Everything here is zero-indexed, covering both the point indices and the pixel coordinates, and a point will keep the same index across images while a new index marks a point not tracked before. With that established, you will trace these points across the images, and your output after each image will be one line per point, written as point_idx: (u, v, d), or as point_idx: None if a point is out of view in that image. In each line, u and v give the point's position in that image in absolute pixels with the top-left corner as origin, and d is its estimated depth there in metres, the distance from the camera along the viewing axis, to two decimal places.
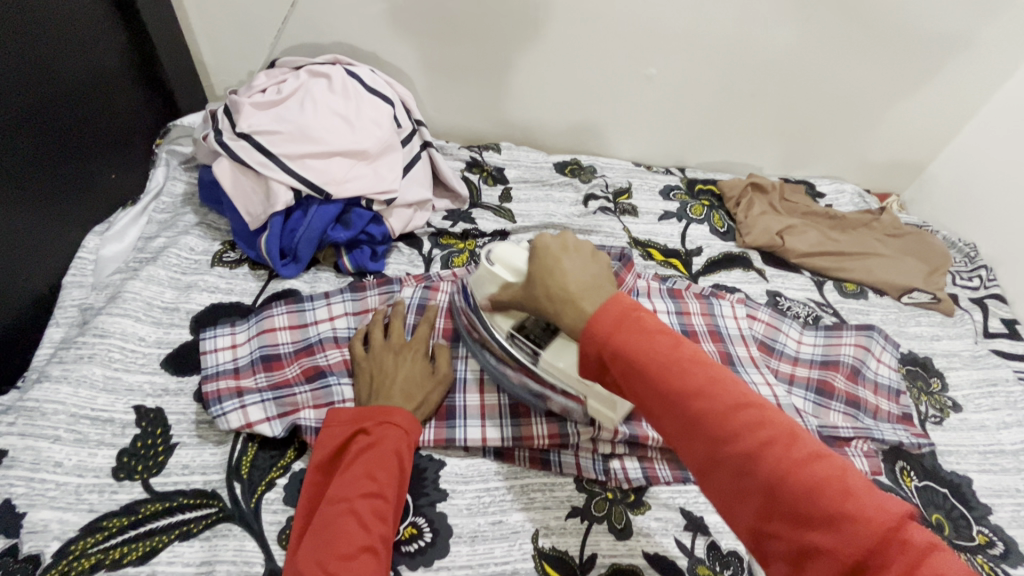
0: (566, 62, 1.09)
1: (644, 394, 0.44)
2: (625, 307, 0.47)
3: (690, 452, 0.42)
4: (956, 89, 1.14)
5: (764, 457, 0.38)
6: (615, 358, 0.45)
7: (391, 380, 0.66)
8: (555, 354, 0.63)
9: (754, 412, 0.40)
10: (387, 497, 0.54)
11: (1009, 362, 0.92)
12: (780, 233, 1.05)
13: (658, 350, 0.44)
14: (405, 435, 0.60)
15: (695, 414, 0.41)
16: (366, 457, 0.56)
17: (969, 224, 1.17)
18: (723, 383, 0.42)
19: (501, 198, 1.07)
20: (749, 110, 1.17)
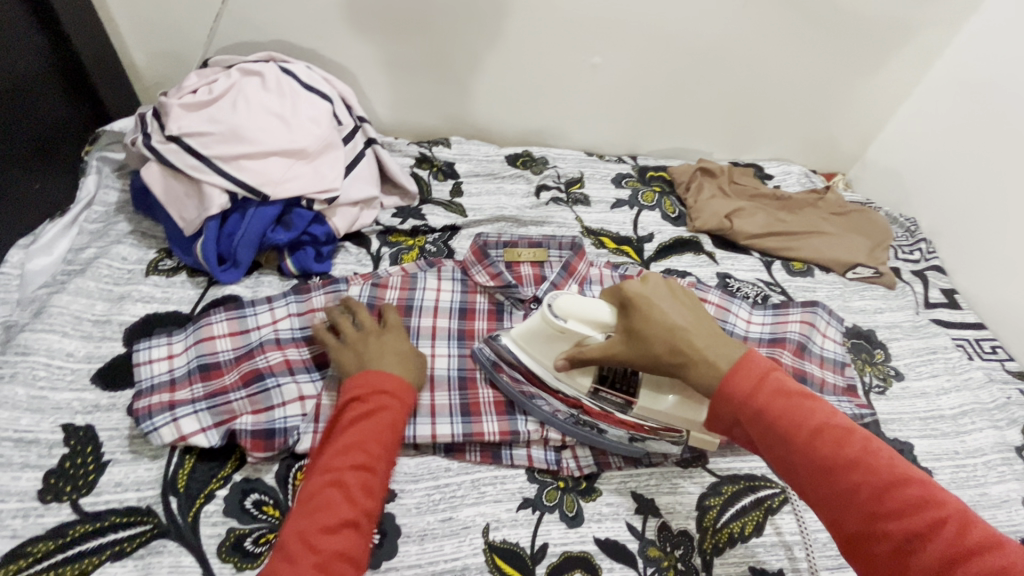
0: (511, 53, 1.08)
1: (793, 460, 0.48)
2: (763, 369, 0.52)
3: (843, 521, 0.46)
4: (892, 69, 1.17)
5: (930, 535, 0.42)
6: (757, 422, 0.50)
7: (374, 356, 0.65)
8: (652, 401, 0.64)
9: (915, 490, 0.44)
10: (376, 471, 0.54)
11: (948, 330, 0.95)
12: (728, 216, 1.06)
13: (810, 417, 0.49)
14: (397, 406, 0.59)
15: (855, 483, 0.45)
16: (359, 429, 0.56)
17: (910, 199, 1.21)
18: (877, 455, 0.47)
19: (452, 193, 1.06)
20: (696, 96, 1.19)
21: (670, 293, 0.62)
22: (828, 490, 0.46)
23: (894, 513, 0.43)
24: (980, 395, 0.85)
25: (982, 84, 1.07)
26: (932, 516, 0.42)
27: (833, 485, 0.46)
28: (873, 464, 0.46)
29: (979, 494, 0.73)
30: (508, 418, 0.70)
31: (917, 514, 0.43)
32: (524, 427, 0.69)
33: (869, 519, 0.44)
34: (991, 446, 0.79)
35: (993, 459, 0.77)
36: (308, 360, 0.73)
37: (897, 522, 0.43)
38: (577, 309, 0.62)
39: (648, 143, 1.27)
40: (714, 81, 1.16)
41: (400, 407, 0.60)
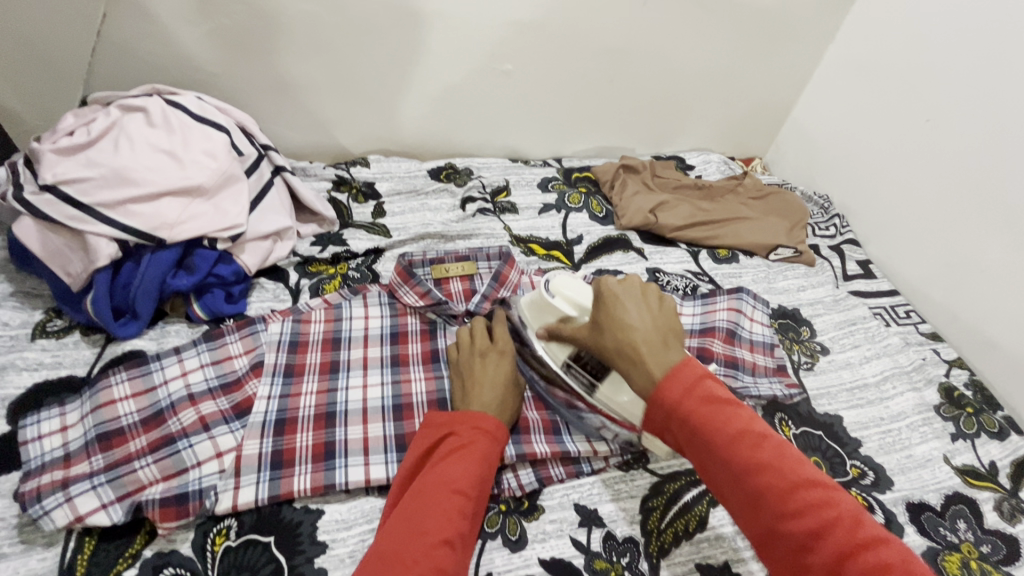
0: (420, 66, 1.06)
1: (710, 458, 0.48)
2: (698, 373, 0.51)
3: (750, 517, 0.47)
4: (791, 55, 1.22)
5: (830, 538, 0.42)
6: (682, 425, 0.50)
7: (476, 386, 0.67)
8: (614, 390, 0.66)
9: (822, 493, 0.44)
10: (470, 496, 0.54)
11: (866, 300, 1.00)
12: (653, 210, 1.08)
13: (726, 419, 0.48)
14: (490, 441, 0.60)
15: (764, 485, 0.45)
16: (456, 458, 0.57)
17: (822, 177, 1.27)
18: (786, 457, 0.47)
19: (374, 214, 1.03)
20: (612, 94, 1.20)
21: (650, 296, 0.60)
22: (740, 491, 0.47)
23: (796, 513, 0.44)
24: (899, 360, 0.89)
25: (872, 62, 1.13)
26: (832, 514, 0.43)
27: (744, 485, 0.46)
28: (784, 466, 0.46)
29: (905, 457, 0.76)
30: None
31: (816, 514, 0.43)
32: None
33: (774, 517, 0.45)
34: (912, 408, 0.82)
35: (915, 421, 0.81)
36: (226, 411, 0.68)
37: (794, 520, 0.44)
38: (569, 285, 0.67)
39: (571, 145, 1.27)
40: (626, 79, 1.18)
41: (494, 445, 0.60)
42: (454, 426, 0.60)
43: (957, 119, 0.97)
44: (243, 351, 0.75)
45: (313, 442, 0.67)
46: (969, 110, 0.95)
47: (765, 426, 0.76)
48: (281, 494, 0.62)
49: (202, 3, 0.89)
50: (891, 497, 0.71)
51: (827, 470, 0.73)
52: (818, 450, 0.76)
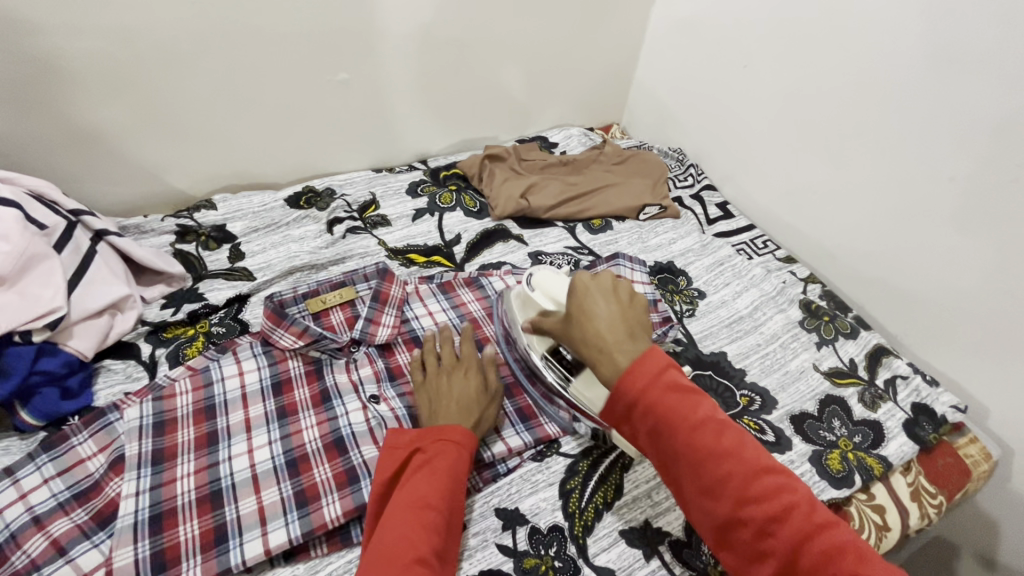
0: (247, 90, 0.98)
1: (673, 446, 0.50)
2: (662, 363, 0.52)
3: (708, 509, 0.49)
4: (622, 21, 1.27)
5: (788, 521, 0.46)
6: (645, 413, 0.50)
7: (442, 403, 0.67)
8: (586, 385, 0.66)
9: (776, 478, 0.48)
10: (437, 509, 0.55)
11: (729, 239, 1.08)
12: (524, 195, 1.08)
13: (700, 418, 0.50)
14: (458, 447, 0.60)
15: (726, 472, 0.48)
16: (423, 474, 0.58)
17: (673, 132, 1.35)
18: (747, 448, 0.49)
19: (232, 258, 0.94)
20: (462, 86, 1.18)
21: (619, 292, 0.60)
22: (702, 484, 0.48)
23: (759, 502, 0.47)
24: (764, 287, 0.97)
25: (691, 19, 1.21)
26: (788, 504, 0.47)
27: (760, 541, 0.47)
28: (772, 484, 0.47)
29: (783, 374, 0.84)
30: (350, 493, 0.63)
31: (774, 501, 0.47)
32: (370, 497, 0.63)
33: (733, 503, 0.47)
34: (782, 328, 0.90)
35: (786, 339, 0.89)
36: (86, 524, 0.60)
37: (756, 508, 0.47)
38: (550, 281, 0.71)
39: (433, 144, 1.24)
40: (473, 68, 1.17)
41: (462, 450, 0.61)
42: (419, 445, 0.61)
43: (769, 61, 1.07)
44: (97, 450, 0.65)
45: (199, 529, 0.60)
46: (776, 51, 1.05)
47: None
48: None
49: None
50: (777, 416, 0.78)
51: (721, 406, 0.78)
52: (711, 389, 0.81)
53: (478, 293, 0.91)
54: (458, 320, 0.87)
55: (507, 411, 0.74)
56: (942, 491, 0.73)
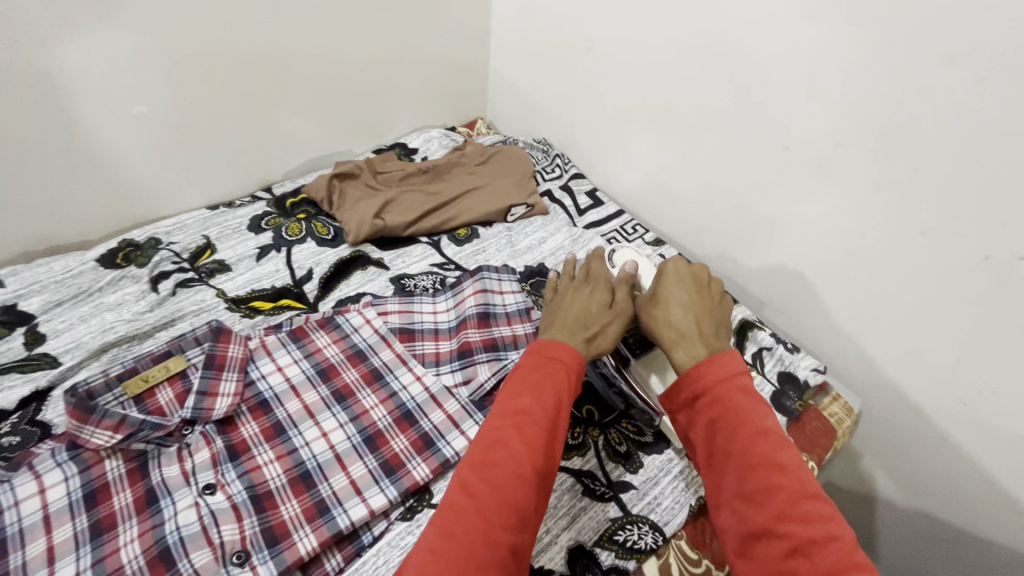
0: (4, 143, 0.81)
1: (725, 442, 0.51)
2: (740, 365, 0.56)
3: (746, 514, 0.47)
4: (463, 13, 1.20)
5: (825, 548, 0.42)
6: (711, 402, 0.53)
7: (565, 312, 0.67)
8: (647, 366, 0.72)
9: (821, 507, 0.45)
10: (539, 425, 0.52)
11: (599, 229, 1.06)
12: (380, 213, 1.00)
13: (762, 423, 0.51)
14: (560, 361, 0.58)
15: (771, 482, 0.47)
16: (531, 382, 0.56)
17: (538, 123, 1.30)
18: (804, 472, 0.48)
19: (27, 345, 0.79)
20: (295, 103, 1.06)
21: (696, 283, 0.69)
22: (746, 485, 0.47)
23: (802, 521, 0.44)
24: None
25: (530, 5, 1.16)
26: (833, 533, 0.43)
27: (790, 563, 0.43)
28: (817, 512, 0.45)
29: None
30: None
31: (821, 527, 0.44)
32: None
33: (775, 515, 0.45)
34: None
35: None
36: None
37: (797, 528, 0.44)
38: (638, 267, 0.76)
39: (276, 169, 1.12)
40: (302, 82, 1.05)
41: (565, 365, 0.58)
42: (525, 363, 0.59)
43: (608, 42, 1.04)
44: None
45: None
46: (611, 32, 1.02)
47: None
48: None
49: None
50: None
51: (600, 413, 0.75)
52: (590, 397, 0.77)
53: (333, 335, 0.82)
54: (312, 371, 0.78)
55: (370, 468, 0.68)
56: (812, 456, 0.75)
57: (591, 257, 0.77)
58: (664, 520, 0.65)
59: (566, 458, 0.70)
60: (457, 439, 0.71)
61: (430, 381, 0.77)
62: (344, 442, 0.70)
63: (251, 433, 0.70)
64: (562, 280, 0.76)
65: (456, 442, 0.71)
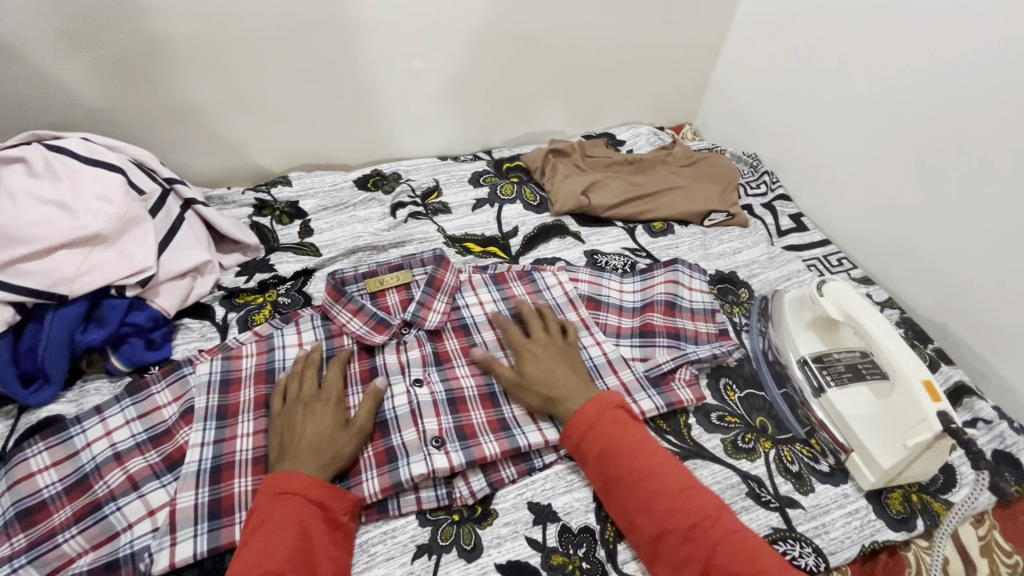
0: (327, 75, 1.01)
1: (615, 470, 0.61)
2: (597, 398, 0.66)
3: (644, 524, 0.58)
4: (705, 18, 1.23)
5: (702, 529, 0.55)
6: (592, 440, 0.64)
7: (299, 438, 0.63)
8: (846, 397, 0.72)
9: (693, 493, 0.58)
10: (284, 573, 0.52)
11: (800, 253, 1.04)
12: (585, 192, 1.07)
13: (633, 446, 0.62)
14: (299, 500, 0.57)
15: (653, 488, 0.59)
16: (264, 533, 0.55)
17: (749, 137, 1.29)
18: (673, 469, 0.60)
19: (301, 234, 0.99)
20: (533, 80, 1.18)
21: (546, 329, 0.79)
22: (641, 500, 0.59)
23: (680, 514, 0.57)
24: None
25: (780, 17, 1.14)
26: (705, 515, 0.56)
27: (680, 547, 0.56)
28: (691, 497, 0.58)
29: None
30: (389, 469, 0.65)
31: (696, 511, 0.56)
32: (408, 476, 0.64)
33: (662, 516, 0.57)
34: None
35: None
36: (156, 465, 0.65)
37: (682, 519, 0.57)
38: (850, 301, 0.72)
39: (499, 136, 1.25)
40: (545, 63, 1.16)
41: (306, 500, 0.58)
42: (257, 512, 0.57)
43: (864, 65, 0.99)
44: (171, 399, 0.71)
45: (252, 485, 0.65)
46: (872, 52, 0.97)
47: (709, 393, 0.78)
48: (222, 545, 0.60)
49: (74, 37, 0.83)
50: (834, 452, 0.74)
51: (773, 429, 0.75)
52: (764, 410, 0.77)
53: (527, 287, 0.90)
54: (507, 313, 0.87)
55: None
56: (1020, 550, 0.66)
57: (334, 363, 0.74)
58: (831, 549, 0.63)
59: (734, 458, 0.71)
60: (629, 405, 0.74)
61: (611, 348, 0.81)
62: None
63: (452, 347, 0.82)
64: (296, 392, 0.69)
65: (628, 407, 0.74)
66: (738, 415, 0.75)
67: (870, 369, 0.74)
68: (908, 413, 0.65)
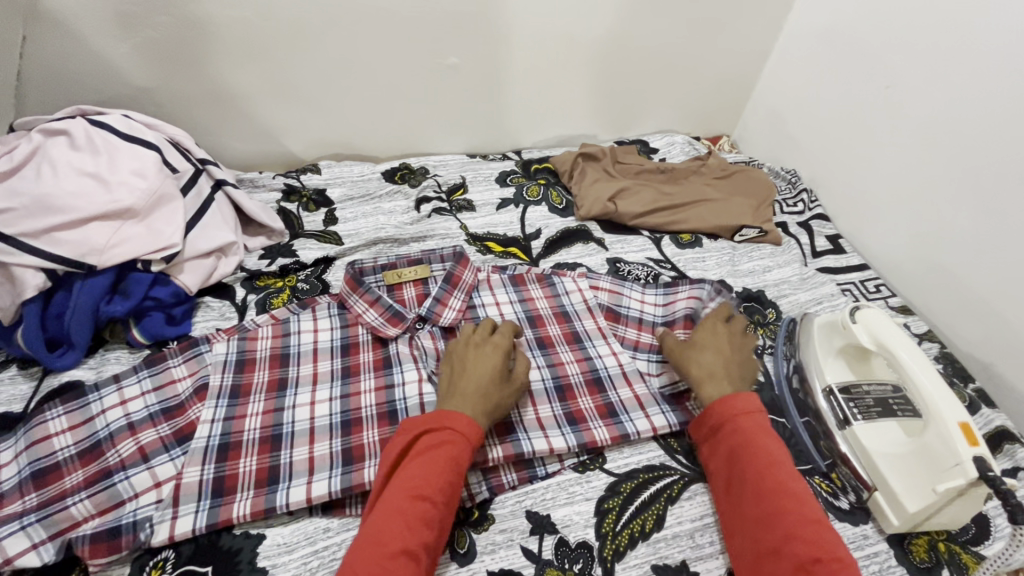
0: (363, 67, 1.02)
1: (747, 471, 0.59)
2: (751, 403, 0.63)
3: (761, 535, 0.55)
4: (752, 26, 1.19)
5: (824, 563, 0.50)
6: (735, 434, 0.62)
7: (465, 377, 0.65)
8: (872, 432, 0.68)
9: (825, 531, 0.53)
10: (434, 503, 0.54)
11: (835, 276, 0.99)
12: (613, 198, 1.04)
13: (778, 459, 0.59)
14: (462, 441, 0.58)
15: (783, 506, 0.55)
16: (433, 457, 0.56)
17: (789, 153, 1.24)
18: (813, 500, 0.56)
19: (326, 222, 1.00)
20: (569, 83, 1.16)
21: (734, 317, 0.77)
22: (765, 509, 0.56)
23: (808, 542, 0.52)
24: None
25: (833, 29, 1.09)
26: (834, 555, 0.51)
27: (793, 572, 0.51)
28: (823, 534, 0.53)
29: None
30: None
31: (823, 549, 0.51)
32: None
33: (785, 533, 0.53)
34: None
35: None
36: (167, 437, 0.66)
37: (803, 549, 0.52)
38: (883, 329, 0.68)
39: (531, 137, 1.24)
40: (583, 65, 1.14)
41: (467, 444, 0.58)
42: (429, 434, 0.59)
43: (921, 82, 0.94)
44: (187, 374, 0.72)
45: (257, 466, 0.65)
46: (929, 71, 0.92)
47: None
48: (220, 522, 0.60)
49: (124, 17, 0.86)
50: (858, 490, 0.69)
51: (790, 458, 0.71)
52: (781, 437, 0.74)
53: (545, 291, 0.89)
54: (523, 315, 0.85)
55: (556, 413, 0.73)
56: None
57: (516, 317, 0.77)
58: None
59: None
60: (639, 420, 0.72)
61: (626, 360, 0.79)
62: (539, 382, 0.76)
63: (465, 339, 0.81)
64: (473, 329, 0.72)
65: (638, 422, 0.72)
66: None
67: (901, 405, 0.70)
68: (940, 454, 0.60)
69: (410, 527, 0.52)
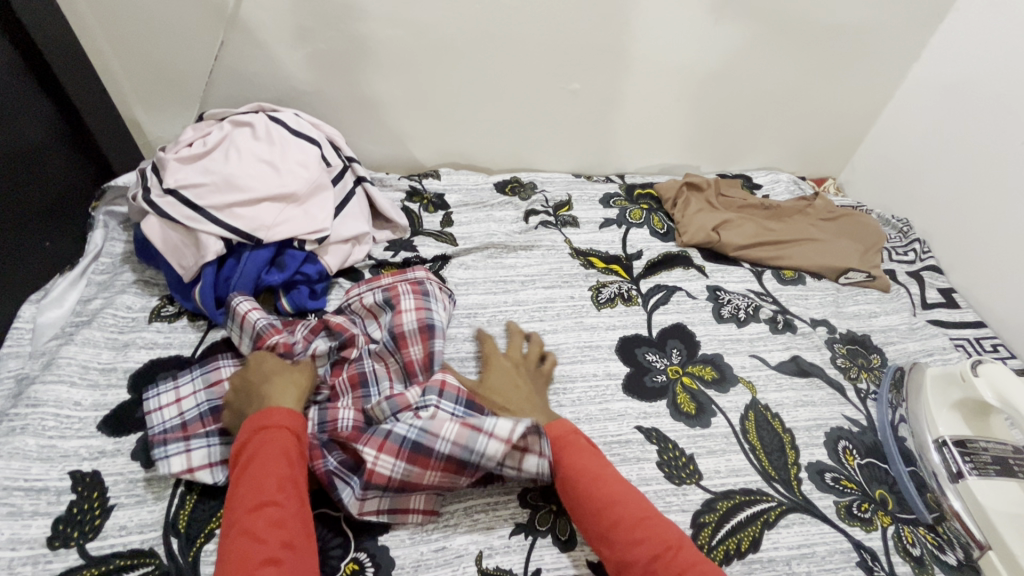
0: (493, 88, 1.11)
1: (578, 494, 0.59)
2: (564, 425, 0.65)
3: (604, 551, 0.56)
4: (873, 73, 1.19)
5: (661, 557, 0.52)
6: (557, 458, 0.63)
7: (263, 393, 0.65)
8: (992, 494, 0.67)
9: (650, 523, 0.55)
10: (280, 503, 0.53)
11: (946, 331, 0.97)
12: (715, 229, 1.07)
13: (596, 472, 0.60)
14: (280, 436, 0.59)
15: (615, 516, 0.56)
16: (252, 471, 0.55)
17: (902, 201, 1.22)
18: (637, 499, 0.58)
19: (443, 223, 1.08)
20: (680, 114, 1.20)
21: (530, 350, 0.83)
22: (600, 526, 0.57)
23: (641, 542, 0.54)
24: None
25: (963, 81, 1.07)
26: (666, 543, 0.54)
27: None
28: (651, 528, 0.55)
29: None
30: None
31: (656, 542, 0.54)
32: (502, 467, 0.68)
33: (621, 545, 0.55)
34: None
35: None
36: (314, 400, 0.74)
37: (642, 551, 0.53)
38: (1011, 388, 0.66)
39: (635, 163, 1.29)
40: (698, 101, 1.19)
41: (288, 436, 0.59)
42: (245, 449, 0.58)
43: None
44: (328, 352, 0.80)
45: None
46: None
47: (826, 452, 0.74)
48: None
49: (303, 30, 0.99)
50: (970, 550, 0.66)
51: (894, 504, 0.70)
52: (884, 482, 0.72)
53: (645, 310, 0.92)
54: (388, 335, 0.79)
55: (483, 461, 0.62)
56: None
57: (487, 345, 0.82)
58: None
59: (847, 523, 0.67)
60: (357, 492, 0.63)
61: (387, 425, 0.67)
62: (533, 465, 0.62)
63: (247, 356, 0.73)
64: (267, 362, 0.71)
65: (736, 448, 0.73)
66: (856, 482, 0.71)
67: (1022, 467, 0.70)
68: None
69: (260, 537, 0.50)
